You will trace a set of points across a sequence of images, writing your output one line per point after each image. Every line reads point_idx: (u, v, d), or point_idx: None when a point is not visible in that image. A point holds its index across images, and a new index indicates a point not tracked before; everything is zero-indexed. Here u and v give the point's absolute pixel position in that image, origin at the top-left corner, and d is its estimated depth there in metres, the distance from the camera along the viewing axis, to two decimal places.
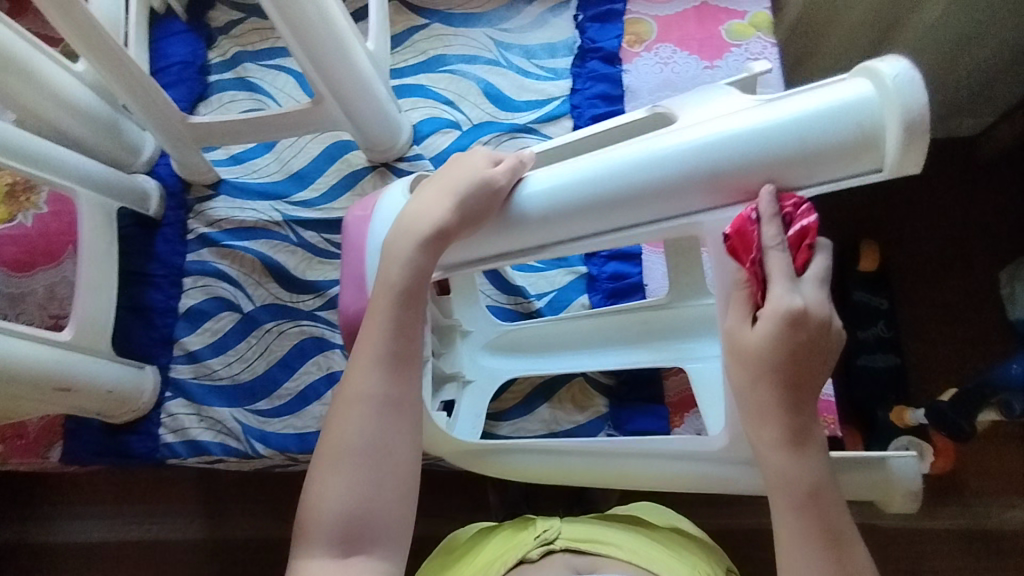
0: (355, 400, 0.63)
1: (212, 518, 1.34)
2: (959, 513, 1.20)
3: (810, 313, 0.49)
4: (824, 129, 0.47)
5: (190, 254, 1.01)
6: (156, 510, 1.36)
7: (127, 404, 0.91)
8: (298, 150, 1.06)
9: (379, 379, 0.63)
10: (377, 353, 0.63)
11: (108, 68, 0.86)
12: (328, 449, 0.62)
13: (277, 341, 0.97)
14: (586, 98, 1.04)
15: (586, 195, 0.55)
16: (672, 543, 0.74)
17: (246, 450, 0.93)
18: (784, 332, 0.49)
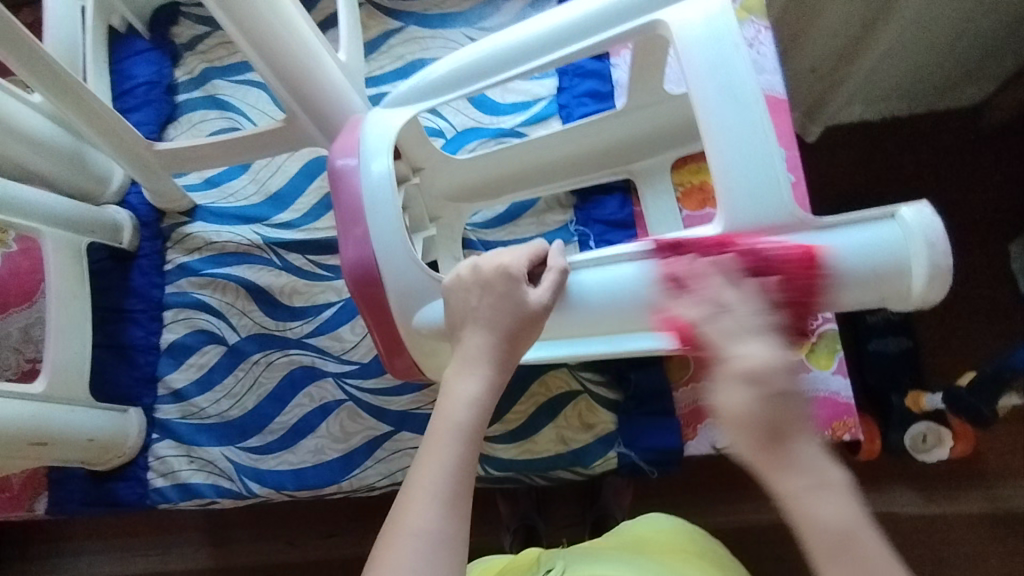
0: (402, 532, 0.49)
1: (217, 546, 1.30)
2: (987, 497, 1.16)
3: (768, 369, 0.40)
4: (862, 259, 0.54)
5: (169, 286, 0.96)
6: (159, 541, 1.32)
7: (112, 450, 0.87)
8: (275, 170, 1.01)
9: (436, 509, 0.50)
10: (435, 481, 0.51)
11: (64, 99, 0.81)
12: (392, 533, 0.50)
13: (266, 373, 0.93)
14: (573, 96, 0.98)
15: (631, 295, 0.60)
16: (695, 567, 0.69)
17: (240, 490, 0.88)
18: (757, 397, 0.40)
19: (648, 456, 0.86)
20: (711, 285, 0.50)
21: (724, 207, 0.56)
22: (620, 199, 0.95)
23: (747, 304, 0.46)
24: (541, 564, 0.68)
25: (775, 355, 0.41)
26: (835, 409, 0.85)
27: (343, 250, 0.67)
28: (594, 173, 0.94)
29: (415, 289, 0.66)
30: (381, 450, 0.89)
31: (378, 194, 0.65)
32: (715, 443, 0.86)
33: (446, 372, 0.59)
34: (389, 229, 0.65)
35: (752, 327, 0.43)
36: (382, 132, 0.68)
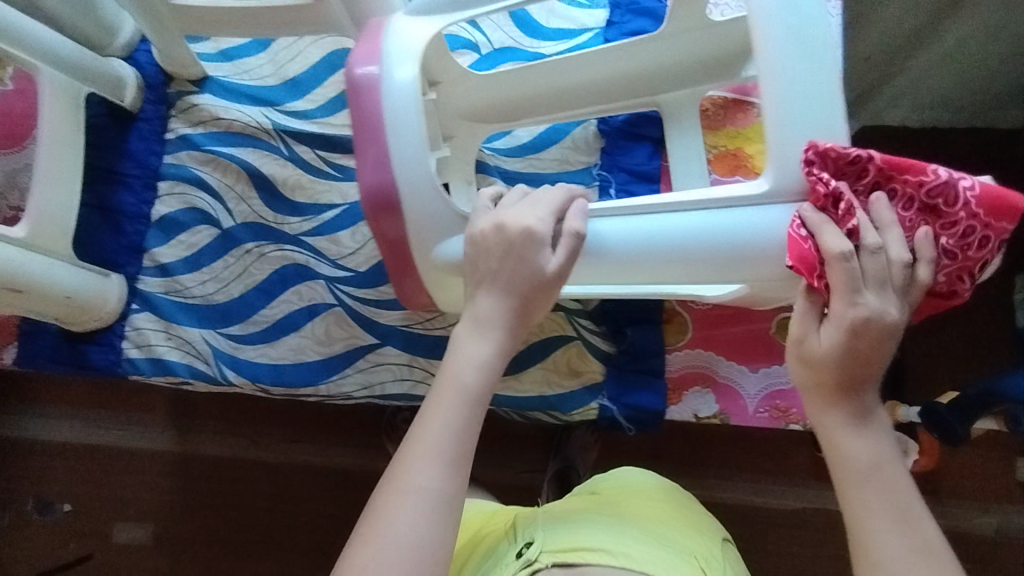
0: (401, 490, 0.52)
1: (183, 432, 1.28)
2: None
3: (873, 323, 0.50)
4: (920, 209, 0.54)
5: (167, 156, 0.91)
6: (122, 417, 1.29)
7: (88, 312, 0.83)
8: (295, 54, 0.94)
9: (440, 469, 0.52)
10: (439, 437, 0.54)
11: None
12: (390, 488, 0.52)
13: (257, 264, 0.89)
14: (621, 33, 0.93)
15: (643, 245, 0.60)
16: (677, 535, 0.68)
17: (215, 376, 0.86)
18: (847, 341, 0.51)
19: (629, 412, 0.86)
20: (881, 209, 0.53)
21: (774, 164, 0.57)
22: (650, 150, 0.92)
23: (895, 245, 0.52)
24: (518, 536, 0.67)
25: (888, 313, 0.51)
26: None
27: (362, 176, 0.62)
28: (623, 103, 0.90)
29: (435, 222, 0.62)
30: (362, 361, 0.87)
31: (404, 117, 0.60)
32: (699, 411, 0.86)
33: (456, 330, 0.59)
34: (414, 151, 0.61)
35: (875, 275, 0.51)
36: (411, 39, 0.62)
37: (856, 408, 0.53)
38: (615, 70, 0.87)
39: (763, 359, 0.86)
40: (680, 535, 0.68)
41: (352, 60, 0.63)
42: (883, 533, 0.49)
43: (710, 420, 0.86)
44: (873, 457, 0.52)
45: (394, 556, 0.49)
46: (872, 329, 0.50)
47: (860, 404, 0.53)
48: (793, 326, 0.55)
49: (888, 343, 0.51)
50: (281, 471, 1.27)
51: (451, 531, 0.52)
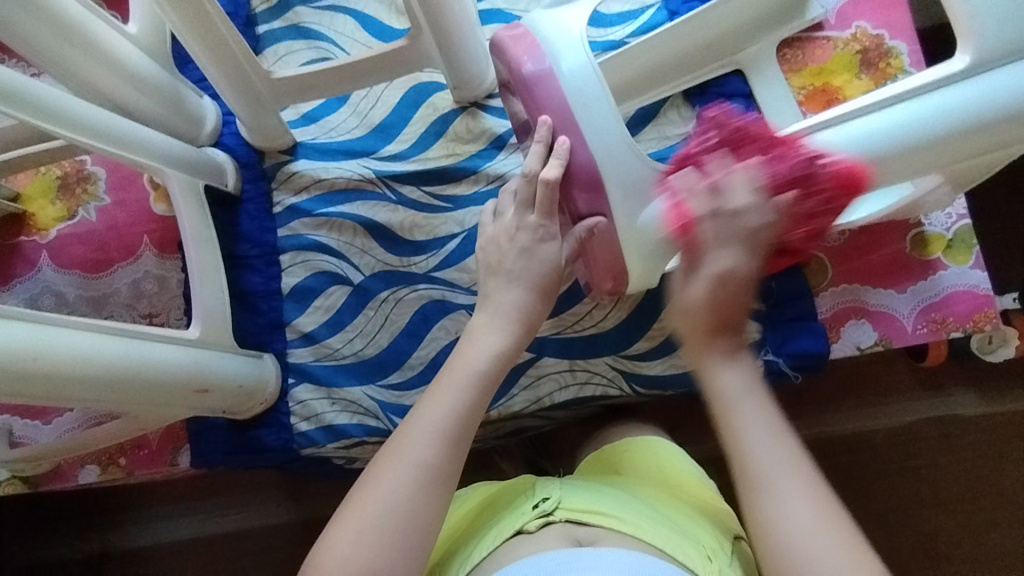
0: (399, 460, 0.54)
1: (298, 497, 1.12)
2: None
3: (729, 276, 0.52)
4: (994, 98, 0.53)
5: (282, 228, 0.92)
6: (236, 499, 1.13)
7: (255, 396, 0.84)
8: (375, 100, 0.96)
9: (437, 445, 0.55)
10: (440, 418, 0.56)
11: (194, 32, 0.74)
12: (391, 447, 0.55)
13: (397, 310, 0.90)
14: (683, 1, 0.94)
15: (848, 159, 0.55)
16: (690, 518, 0.66)
17: (388, 428, 0.87)
18: (715, 291, 0.53)
19: (795, 361, 0.87)
20: (740, 175, 0.54)
21: (970, 33, 0.53)
22: (743, 104, 0.94)
23: (739, 197, 0.54)
24: (535, 491, 0.67)
25: (746, 264, 0.53)
26: (972, 304, 0.87)
27: (562, 159, 0.60)
28: (706, 68, 0.91)
29: (645, 182, 0.60)
30: (524, 377, 0.89)
31: (588, 88, 0.58)
32: (861, 343, 0.87)
33: (473, 322, 0.64)
34: (609, 125, 0.59)
35: (718, 238, 0.53)
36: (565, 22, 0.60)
37: (728, 346, 0.54)
38: (697, 40, 0.87)
39: (907, 278, 0.87)
40: (699, 522, 0.66)
41: (511, 58, 0.61)
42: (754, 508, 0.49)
43: (873, 349, 0.88)
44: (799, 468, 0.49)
45: (380, 512, 0.52)
46: (736, 279, 0.53)
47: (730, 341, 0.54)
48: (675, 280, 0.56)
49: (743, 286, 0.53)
50: None
51: (427, 506, 0.53)
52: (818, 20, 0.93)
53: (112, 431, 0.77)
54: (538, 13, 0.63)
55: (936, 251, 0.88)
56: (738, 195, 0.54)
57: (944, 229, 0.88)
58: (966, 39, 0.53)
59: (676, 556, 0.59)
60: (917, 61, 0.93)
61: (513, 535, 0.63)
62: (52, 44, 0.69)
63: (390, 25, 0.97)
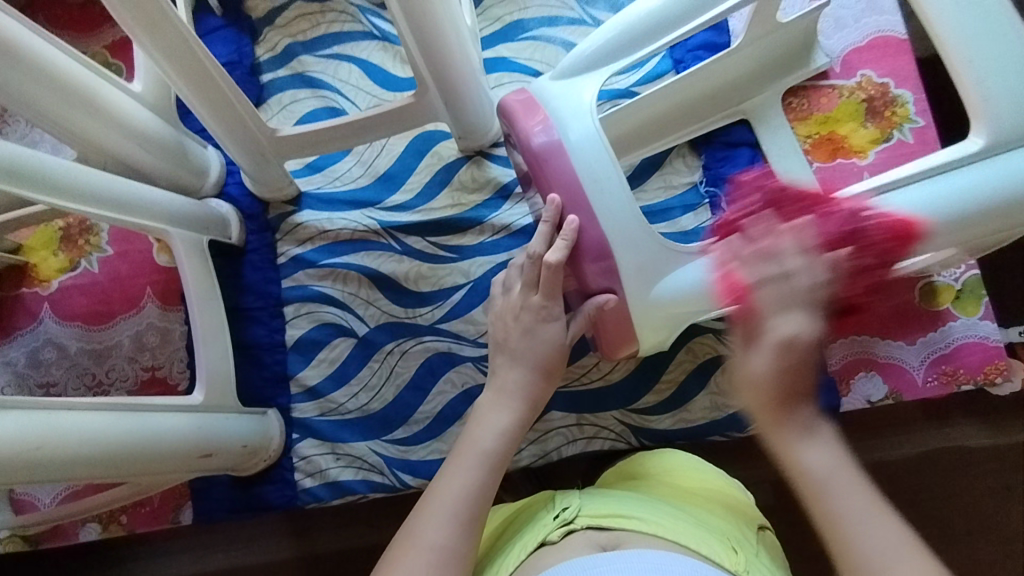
0: (415, 546, 0.52)
1: (301, 533, 1.07)
2: None
3: (800, 339, 0.48)
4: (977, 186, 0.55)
5: (286, 280, 0.92)
6: (236, 535, 1.08)
7: (259, 453, 0.83)
8: (380, 149, 0.95)
9: (452, 525, 0.54)
10: (452, 499, 0.55)
11: (202, 95, 0.74)
12: (404, 533, 0.54)
13: (402, 362, 0.89)
14: (688, 50, 0.94)
15: None
16: (713, 521, 0.65)
17: (393, 484, 0.86)
18: (779, 360, 0.48)
19: None
20: (785, 239, 0.52)
21: (983, 115, 0.54)
22: (750, 153, 0.93)
23: (811, 272, 0.50)
24: (556, 501, 0.66)
25: (813, 330, 0.49)
26: (983, 356, 0.86)
27: (569, 238, 0.59)
28: (711, 118, 0.91)
29: (655, 259, 0.59)
30: (531, 431, 0.88)
31: (600, 164, 0.58)
32: (870, 396, 0.87)
33: (479, 402, 0.63)
34: (620, 203, 0.58)
35: (807, 288, 0.50)
36: (575, 97, 0.60)
37: (803, 419, 0.49)
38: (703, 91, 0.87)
39: (917, 329, 0.87)
40: (720, 521, 0.65)
41: (521, 129, 0.61)
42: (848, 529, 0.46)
43: (883, 402, 0.87)
44: (900, 538, 0.44)
45: None
46: (802, 347, 0.48)
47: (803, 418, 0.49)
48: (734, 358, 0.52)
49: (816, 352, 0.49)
50: None
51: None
52: (823, 69, 0.93)
53: (114, 495, 0.76)
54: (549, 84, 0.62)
55: (945, 301, 0.87)
56: (772, 266, 0.51)
57: (954, 279, 0.87)
58: (979, 119, 0.54)
59: (703, 552, 0.58)
60: (923, 109, 0.92)
61: (537, 547, 0.61)
62: (55, 109, 0.69)
63: (394, 73, 0.97)
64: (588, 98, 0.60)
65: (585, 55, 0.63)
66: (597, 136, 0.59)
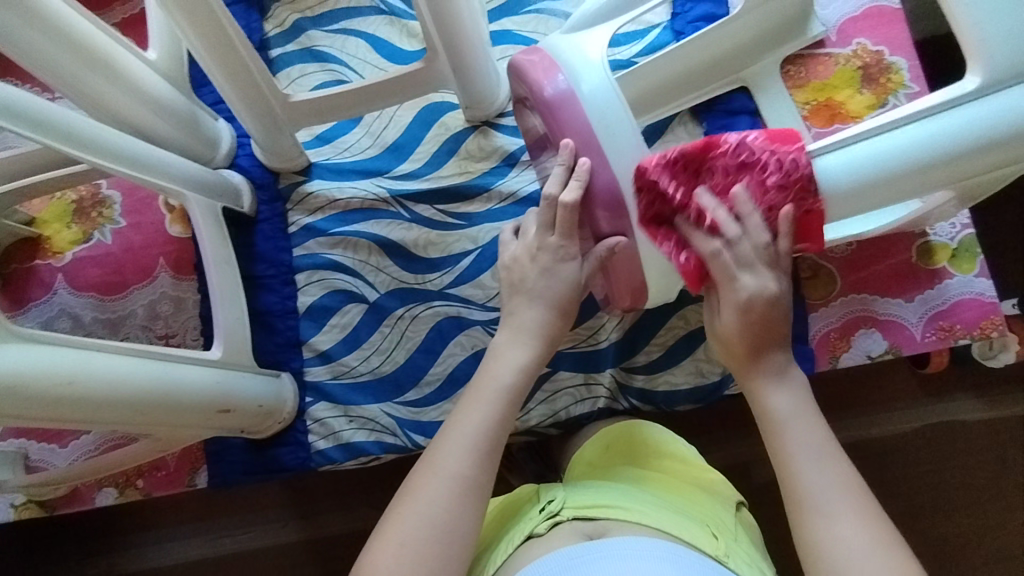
0: (439, 470, 0.57)
1: (307, 518, 1.08)
2: None
3: (759, 299, 0.62)
4: (979, 125, 0.55)
5: (297, 248, 0.93)
6: (248, 514, 1.09)
7: (274, 415, 0.85)
8: (388, 120, 0.97)
9: (470, 456, 0.58)
10: (470, 432, 0.59)
11: (217, 59, 0.75)
12: (424, 464, 0.58)
13: (412, 327, 0.91)
14: (689, 22, 0.97)
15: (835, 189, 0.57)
16: (695, 502, 0.69)
17: (405, 445, 0.87)
18: (747, 316, 0.63)
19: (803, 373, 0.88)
20: (734, 204, 0.60)
21: (980, 57, 0.55)
22: (749, 121, 0.96)
23: (754, 229, 0.60)
24: (540, 495, 0.68)
25: (767, 287, 0.62)
26: (977, 314, 0.88)
27: (582, 180, 0.60)
28: (712, 85, 0.93)
29: (665, 202, 0.60)
30: (540, 392, 0.89)
31: (610, 111, 0.59)
32: (870, 352, 0.89)
33: (498, 340, 0.67)
34: (632, 145, 0.59)
35: (749, 257, 0.61)
36: (582, 48, 0.61)
37: (776, 366, 0.65)
38: (704, 58, 0.89)
39: (915, 288, 0.89)
40: (704, 504, 0.69)
41: (531, 82, 0.62)
42: (801, 523, 0.57)
43: (883, 357, 0.89)
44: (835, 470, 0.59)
45: (419, 523, 0.54)
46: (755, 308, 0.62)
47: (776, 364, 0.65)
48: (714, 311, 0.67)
49: (776, 308, 0.63)
50: None
51: (470, 514, 0.55)
52: (820, 38, 0.95)
53: (132, 453, 0.77)
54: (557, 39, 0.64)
55: (942, 260, 0.89)
56: (758, 234, 0.60)
57: (949, 238, 0.90)
58: (977, 59, 0.55)
59: (683, 538, 0.61)
60: (916, 76, 0.95)
61: (525, 540, 0.63)
62: (75, 71, 0.70)
63: (402, 47, 0.99)
64: (592, 47, 0.61)
65: (590, 15, 0.65)
66: (605, 83, 0.59)
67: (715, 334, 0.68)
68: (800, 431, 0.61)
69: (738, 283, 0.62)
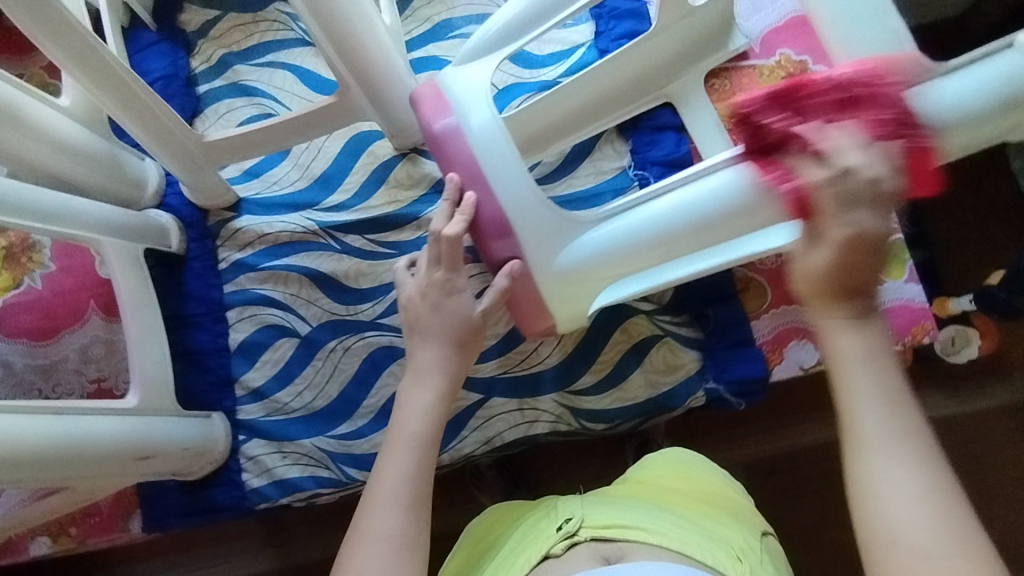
0: (366, 537, 0.54)
1: (281, 546, 1.08)
2: (1009, 387, 1.02)
3: (867, 238, 0.47)
4: (972, 95, 0.54)
5: (227, 285, 0.93)
6: (217, 549, 1.10)
7: (204, 456, 0.84)
8: (317, 152, 0.97)
9: (395, 513, 0.55)
10: (393, 487, 0.56)
11: (122, 105, 0.75)
12: (356, 529, 0.55)
13: (345, 358, 0.90)
14: (613, 39, 0.97)
15: (770, 190, 0.57)
16: (716, 522, 0.67)
17: (340, 478, 0.87)
18: (842, 260, 0.47)
19: (735, 388, 0.88)
20: (840, 136, 0.49)
21: None
22: (675, 137, 0.96)
23: (874, 163, 0.48)
24: (559, 511, 0.67)
25: (876, 228, 0.47)
26: (903, 322, 0.88)
27: (467, 214, 0.61)
28: (636, 102, 0.94)
29: (555, 231, 0.61)
30: (474, 418, 0.89)
31: (494, 147, 0.60)
32: (803, 362, 0.88)
33: (400, 387, 0.64)
34: (517, 179, 0.60)
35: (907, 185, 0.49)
36: (472, 80, 0.61)
37: (846, 311, 0.48)
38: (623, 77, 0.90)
39: None
40: (724, 526, 0.67)
41: (423, 116, 0.62)
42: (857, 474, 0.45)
43: (816, 367, 0.89)
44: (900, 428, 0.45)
45: None
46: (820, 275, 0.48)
47: (865, 307, 0.48)
48: (793, 254, 0.51)
49: (880, 248, 0.47)
50: None
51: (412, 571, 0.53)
52: (743, 49, 0.95)
53: (54, 505, 0.76)
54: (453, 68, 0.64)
55: None
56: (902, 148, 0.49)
57: None
58: None
59: (705, 561, 0.60)
60: None
61: (542, 560, 0.63)
62: None
63: (328, 77, 0.99)
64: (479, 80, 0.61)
65: (488, 37, 0.63)
66: (489, 117, 0.60)
67: (796, 277, 0.50)
68: (873, 349, 0.47)
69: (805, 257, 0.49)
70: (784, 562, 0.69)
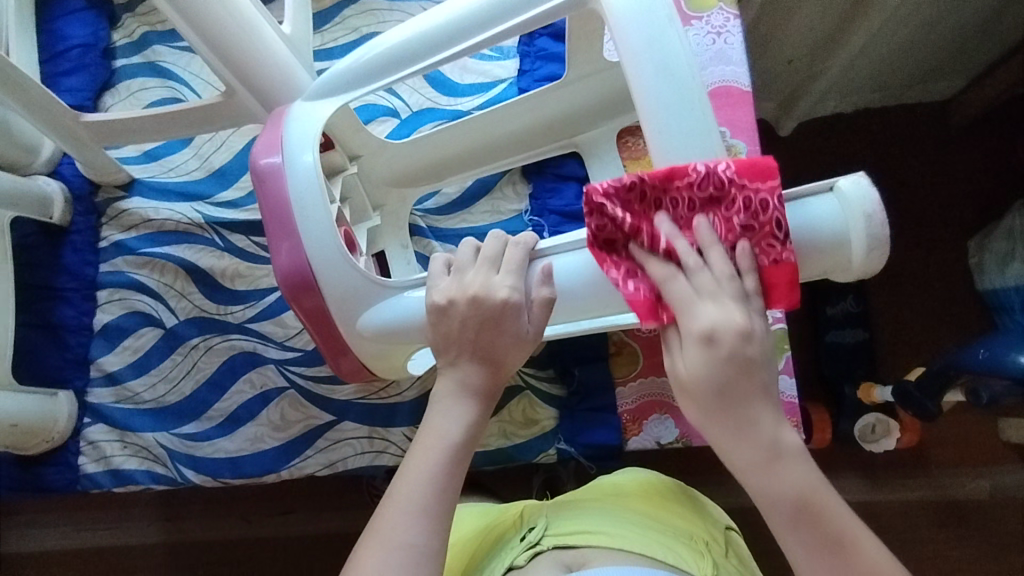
0: (383, 544, 0.52)
1: (172, 521, 1.14)
2: (925, 485, 1.10)
3: (723, 337, 0.45)
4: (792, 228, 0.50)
5: (103, 265, 0.92)
6: (109, 514, 1.14)
7: (39, 434, 0.84)
8: (219, 145, 0.96)
9: (418, 523, 0.53)
10: (416, 494, 0.54)
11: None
12: (375, 532, 0.53)
13: (205, 358, 0.90)
14: (534, 80, 0.93)
15: (590, 285, 0.57)
16: (679, 521, 0.66)
17: (175, 477, 0.87)
18: (708, 362, 0.45)
19: (588, 451, 0.88)
20: (699, 240, 0.48)
21: None
22: (578, 188, 0.92)
23: (719, 266, 0.47)
24: (524, 522, 0.67)
25: (734, 320, 0.45)
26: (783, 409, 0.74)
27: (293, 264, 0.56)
28: (545, 146, 0.91)
29: (355, 292, 0.64)
30: (322, 439, 0.87)
31: (308, 198, 0.63)
32: (660, 438, 0.86)
33: (435, 398, 0.60)
34: (325, 234, 0.63)
35: (713, 290, 0.46)
36: (308, 125, 0.65)
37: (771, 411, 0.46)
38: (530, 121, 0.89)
39: None
40: (686, 523, 0.66)
41: (257, 150, 0.66)
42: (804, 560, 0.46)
43: (673, 445, 0.86)
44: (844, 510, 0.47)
45: None
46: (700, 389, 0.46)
47: (735, 415, 0.46)
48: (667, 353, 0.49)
49: (749, 345, 0.45)
50: (275, 548, 1.13)
51: None
52: None
53: None
54: (310, 99, 0.67)
55: None
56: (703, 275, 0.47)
57: None
58: None
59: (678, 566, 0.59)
60: None
61: (506, 572, 0.62)
62: None
63: None
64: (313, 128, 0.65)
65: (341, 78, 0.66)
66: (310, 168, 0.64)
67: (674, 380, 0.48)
68: (790, 467, 0.46)
69: (696, 316, 0.46)
70: (747, 558, 0.70)
